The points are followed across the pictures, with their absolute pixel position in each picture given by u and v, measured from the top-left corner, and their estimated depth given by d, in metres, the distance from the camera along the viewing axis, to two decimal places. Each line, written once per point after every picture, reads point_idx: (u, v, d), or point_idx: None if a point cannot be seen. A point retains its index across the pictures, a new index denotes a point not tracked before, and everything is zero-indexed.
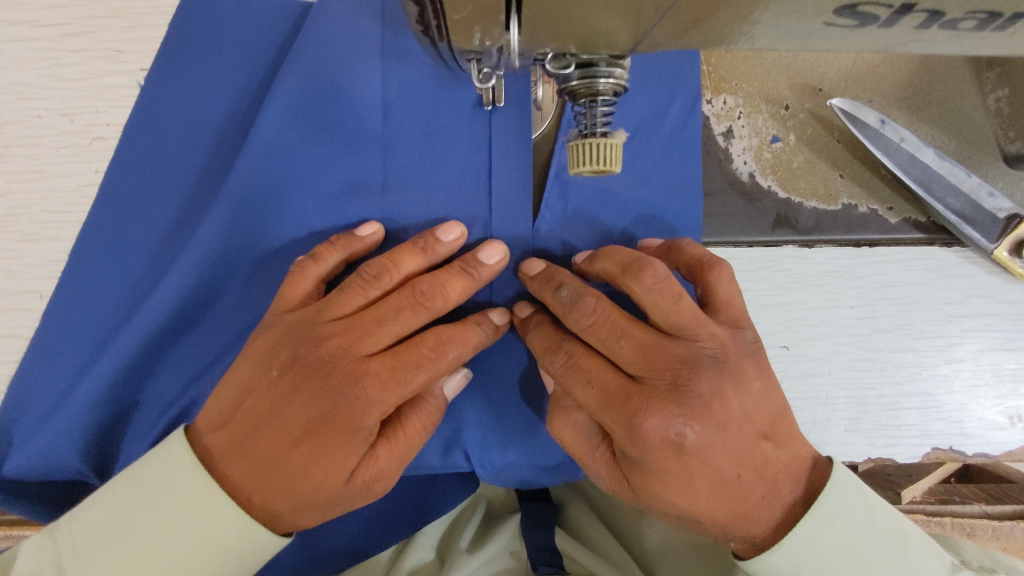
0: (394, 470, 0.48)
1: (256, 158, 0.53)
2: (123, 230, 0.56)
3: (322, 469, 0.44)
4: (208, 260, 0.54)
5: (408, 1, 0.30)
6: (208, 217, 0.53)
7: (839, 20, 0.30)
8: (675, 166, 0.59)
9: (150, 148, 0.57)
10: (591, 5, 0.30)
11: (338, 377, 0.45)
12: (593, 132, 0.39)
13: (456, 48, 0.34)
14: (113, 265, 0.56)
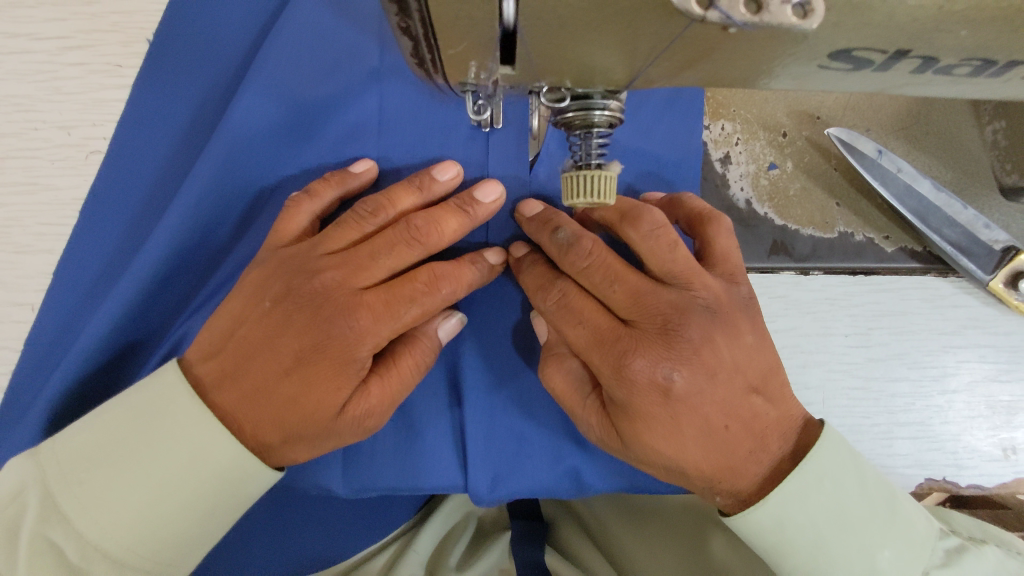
0: (386, 407, 0.48)
1: (250, 107, 0.53)
2: (123, 180, 0.56)
3: (312, 400, 0.45)
4: (201, 213, 0.53)
5: (403, 36, 0.30)
6: (205, 156, 0.53)
7: (833, 64, 0.30)
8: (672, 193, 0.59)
9: (140, 113, 0.56)
10: (586, 45, 0.29)
11: (332, 308, 0.45)
12: (587, 163, 0.39)
13: (451, 80, 0.34)
14: (111, 210, 0.56)
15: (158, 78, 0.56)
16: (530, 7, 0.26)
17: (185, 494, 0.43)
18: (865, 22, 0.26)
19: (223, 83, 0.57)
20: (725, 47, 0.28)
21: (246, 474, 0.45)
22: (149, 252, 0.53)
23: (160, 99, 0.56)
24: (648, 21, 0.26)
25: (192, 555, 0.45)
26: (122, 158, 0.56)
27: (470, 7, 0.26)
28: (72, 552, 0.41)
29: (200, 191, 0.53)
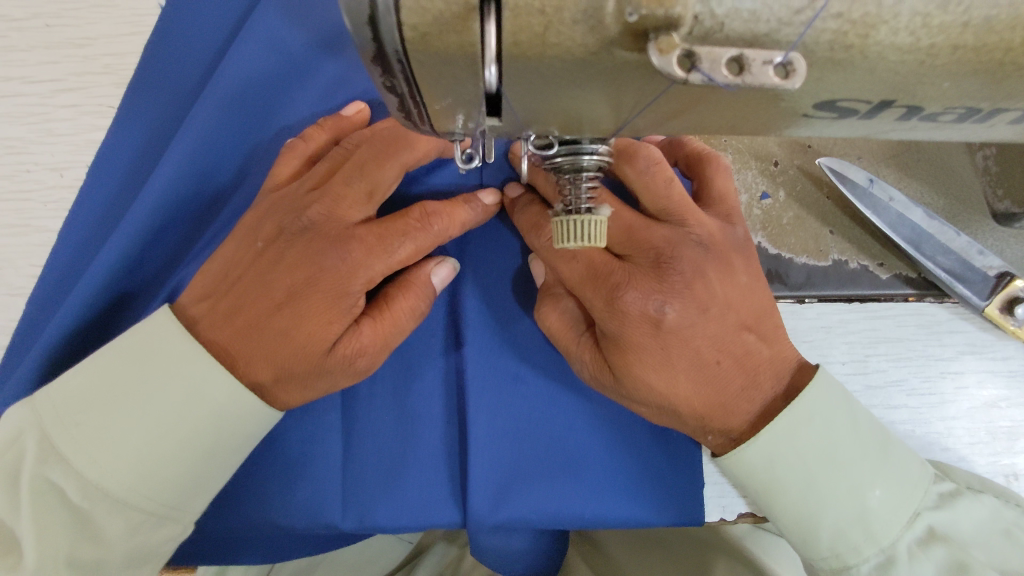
0: (381, 348, 0.50)
1: (247, 53, 0.55)
2: (123, 138, 0.56)
3: (306, 334, 0.46)
4: (197, 160, 0.54)
5: (386, 94, 0.29)
6: (203, 102, 0.54)
7: (818, 113, 0.30)
8: None
9: (146, 74, 0.57)
10: (572, 99, 0.29)
11: (324, 241, 0.47)
12: (578, 208, 0.38)
13: (439, 131, 0.33)
14: (109, 164, 0.56)
15: (154, 62, 0.57)
16: (513, 68, 0.26)
17: (186, 431, 0.44)
18: (847, 77, 0.26)
19: (219, 49, 0.58)
20: (709, 100, 0.28)
21: (249, 411, 0.46)
22: (146, 199, 0.53)
23: (151, 79, 0.57)
24: (631, 79, 0.26)
25: (195, 500, 0.46)
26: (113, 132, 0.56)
27: (454, 65, 0.26)
28: (75, 494, 0.42)
29: (189, 154, 0.54)
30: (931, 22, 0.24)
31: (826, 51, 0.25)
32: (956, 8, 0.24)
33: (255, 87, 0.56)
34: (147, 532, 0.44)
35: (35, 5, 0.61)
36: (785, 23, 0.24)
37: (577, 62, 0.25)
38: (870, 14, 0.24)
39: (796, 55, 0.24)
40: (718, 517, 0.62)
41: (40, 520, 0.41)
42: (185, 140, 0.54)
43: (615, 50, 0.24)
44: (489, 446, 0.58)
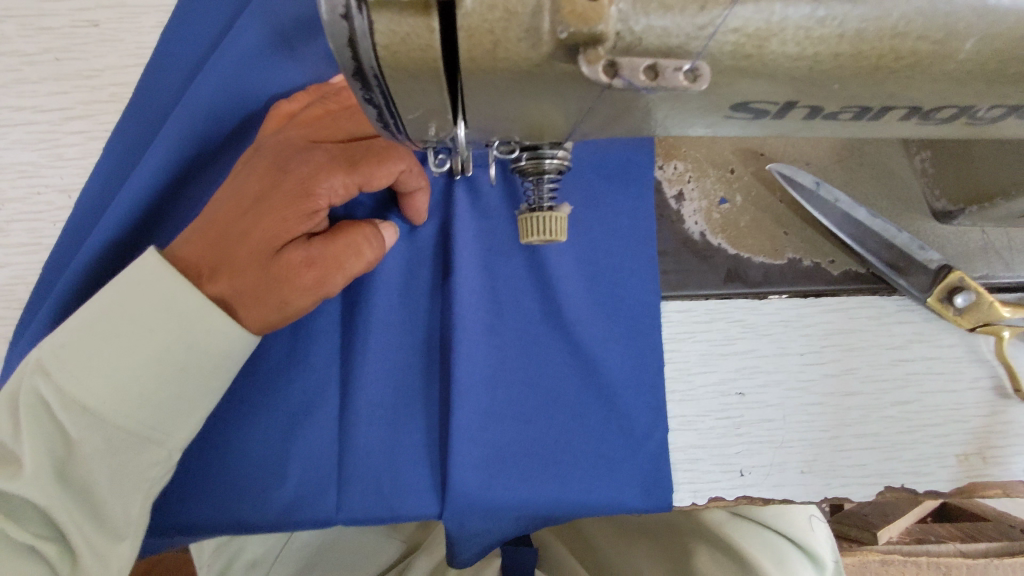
0: (333, 264, 0.51)
1: (244, 29, 0.61)
2: (139, 120, 0.63)
3: (266, 238, 0.50)
4: (196, 123, 0.60)
5: (366, 106, 0.34)
6: (205, 73, 0.60)
7: (736, 114, 0.35)
8: (629, 241, 0.67)
9: (160, 59, 0.63)
10: (525, 107, 0.34)
11: (291, 153, 0.52)
12: (541, 206, 0.44)
13: (414, 139, 0.38)
14: (124, 138, 0.63)
15: (165, 49, 0.64)
16: (471, 80, 0.31)
17: (155, 347, 0.47)
18: (752, 82, 0.31)
19: (220, 32, 0.64)
20: (640, 105, 0.33)
21: (213, 326, 0.49)
22: (151, 158, 0.59)
23: (150, 90, 0.63)
24: (571, 89, 0.31)
25: (176, 425, 0.50)
26: (114, 133, 0.63)
27: (421, 79, 0.31)
28: (65, 412, 0.46)
29: (182, 135, 0.59)
30: (813, 34, 0.30)
31: (729, 59, 0.30)
32: (831, 22, 0.29)
33: (248, 63, 0.61)
34: (133, 451, 0.48)
35: (45, 41, 0.67)
36: (691, 37, 0.29)
37: (524, 74, 0.30)
38: (762, 28, 0.29)
39: (703, 64, 0.30)
40: (690, 502, 0.65)
41: (34, 435, 0.46)
42: (173, 128, 0.59)
43: (554, 63, 0.29)
44: (471, 437, 0.63)
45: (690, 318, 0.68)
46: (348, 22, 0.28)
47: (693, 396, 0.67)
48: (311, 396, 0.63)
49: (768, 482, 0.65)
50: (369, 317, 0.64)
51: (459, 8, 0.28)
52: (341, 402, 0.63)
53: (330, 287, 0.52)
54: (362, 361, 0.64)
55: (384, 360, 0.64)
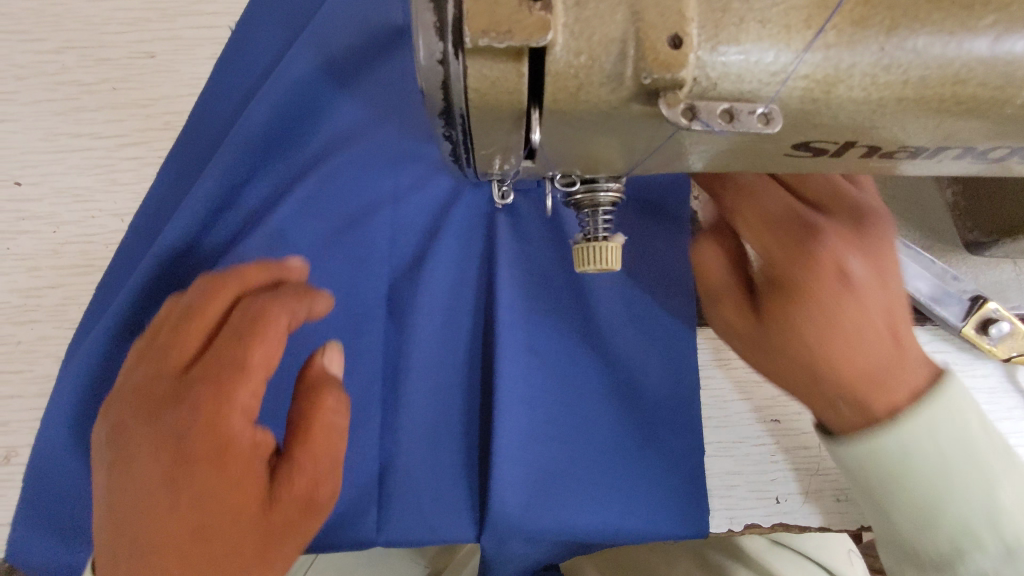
0: (323, 448, 0.45)
1: (296, 59, 0.63)
2: (193, 146, 0.65)
3: (235, 470, 0.42)
4: (249, 149, 0.62)
5: (442, 141, 0.36)
6: (258, 101, 0.62)
7: (797, 153, 0.36)
8: (667, 269, 0.68)
9: (214, 87, 0.66)
10: (595, 145, 0.35)
11: (188, 392, 0.44)
12: (596, 236, 0.44)
13: (480, 172, 0.40)
14: (177, 163, 0.65)
15: (219, 78, 0.66)
16: (550, 120, 0.32)
17: None
18: (817, 124, 0.33)
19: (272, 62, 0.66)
20: (706, 144, 0.35)
21: None
22: (205, 183, 0.61)
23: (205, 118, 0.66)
24: (643, 128, 0.33)
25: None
26: (168, 158, 0.65)
27: (503, 117, 0.32)
28: None
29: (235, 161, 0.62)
30: (878, 80, 0.31)
31: (798, 103, 0.31)
32: (896, 69, 0.31)
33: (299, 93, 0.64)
34: None
35: (104, 71, 0.69)
36: (764, 83, 0.31)
37: (601, 115, 0.32)
38: (831, 74, 0.31)
39: (774, 107, 0.31)
40: (727, 529, 0.65)
41: None
42: (227, 154, 0.62)
43: (631, 105, 0.31)
44: (513, 460, 0.63)
45: (726, 346, 0.69)
46: (443, 66, 0.30)
47: (729, 423, 0.67)
48: (353, 417, 0.64)
49: (804, 509, 0.65)
50: (414, 338, 0.65)
51: (547, 55, 0.29)
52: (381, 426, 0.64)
53: (329, 487, 0.46)
54: (404, 384, 0.65)
55: (426, 382, 0.65)
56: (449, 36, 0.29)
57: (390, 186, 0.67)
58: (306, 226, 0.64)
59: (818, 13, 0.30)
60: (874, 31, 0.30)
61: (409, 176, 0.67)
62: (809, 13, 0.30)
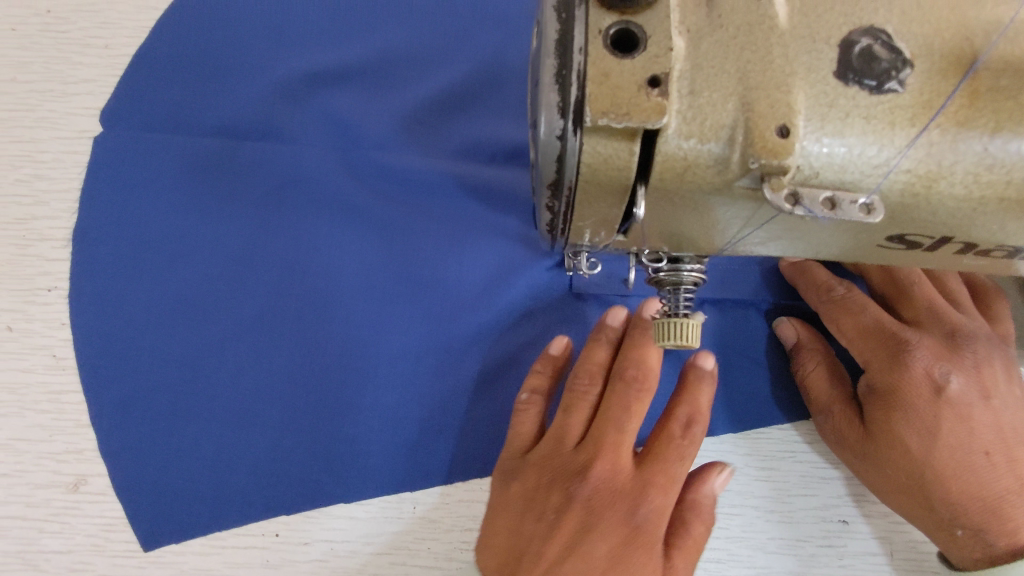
0: (695, 547, 0.56)
1: (342, 48, 0.71)
2: (214, 94, 0.71)
3: (592, 525, 0.54)
4: (267, 98, 0.70)
5: (543, 211, 0.38)
6: (290, 61, 0.71)
7: (890, 244, 0.37)
8: (733, 351, 0.67)
9: (249, 48, 0.72)
10: (689, 224, 0.37)
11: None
12: (676, 312, 0.45)
13: (571, 243, 0.42)
14: (196, 99, 0.71)
15: (254, 35, 0.72)
16: (651, 196, 0.34)
17: None
18: (916, 217, 0.34)
19: (306, 26, 0.72)
20: (799, 230, 0.36)
21: None
22: (218, 117, 0.70)
23: (237, 72, 0.71)
24: (738, 209, 0.34)
25: None
26: (177, 92, 0.71)
27: (608, 192, 0.34)
28: None
29: (252, 103, 0.70)
30: (981, 179, 0.32)
31: (899, 196, 0.32)
32: (998, 169, 0.32)
33: (330, 66, 0.71)
34: None
35: None
36: (866, 175, 0.32)
37: (700, 195, 0.33)
38: (933, 171, 0.32)
39: (876, 198, 0.32)
40: None
41: None
42: (253, 96, 0.70)
43: (734, 188, 0.33)
44: None
45: (792, 437, 0.67)
46: (560, 141, 0.32)
47: (792, 519, 0.65)
48: (404, 467, 0.65)
49: None
50: (440, 387, 0.66)
51: (659, 137, 0.31)
52: (418, 471, 0.65)
53: None
54: (457, 441, 0.65)
55: (458, 432, 0.65)
56: (570, 115, 0.31)
57: (444, 238, 0.68)
58: (319, 215, 0.69)
59: (923, 112, 0.31)
60: (977, 132, 0.31)
61: (467, 238, 0.68)
62: (914, 112, 0.31)
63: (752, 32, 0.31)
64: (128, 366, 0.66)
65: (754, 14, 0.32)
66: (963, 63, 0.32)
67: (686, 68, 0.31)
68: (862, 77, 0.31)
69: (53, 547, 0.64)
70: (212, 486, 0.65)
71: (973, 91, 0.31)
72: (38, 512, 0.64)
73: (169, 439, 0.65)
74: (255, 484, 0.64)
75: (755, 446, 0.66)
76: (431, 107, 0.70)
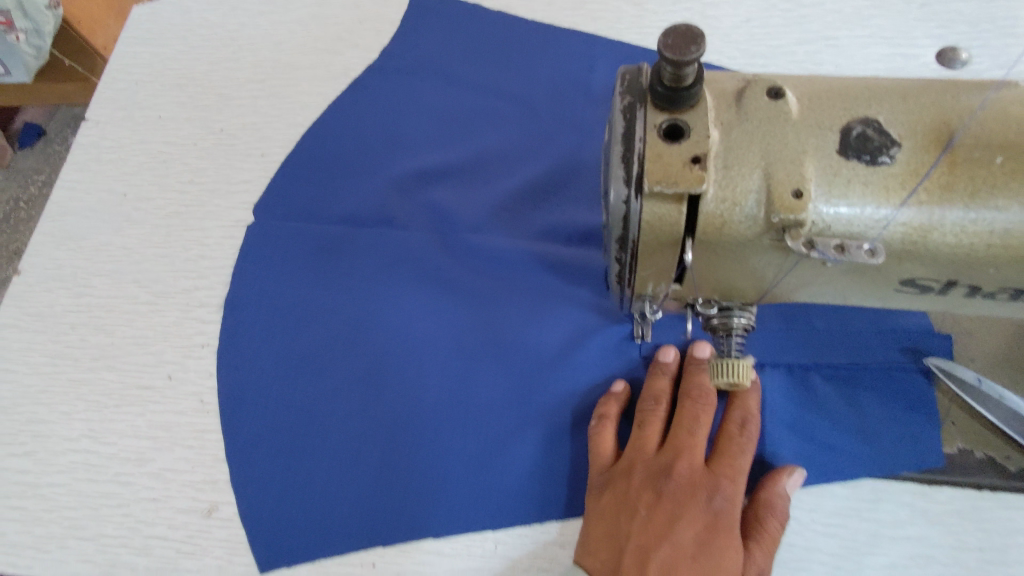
0: (771, 540, 0.62)
1: (447, 151, 0.87)
2: (343, 189, 0.87)
3: (679, 516, 0.60)
4: (386, 193, 0.86)
5: (613, 264, 0.48)
6: (406, 163, 0.87)
7: (905, 288, 0.45)
8: (792, 411, 0.72)
9: (373, 153, 0.88)
10: (732, 274, 0.46)
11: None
12: (729, 354, 0.53)
13: (636, 293, 0.51)
14: (329, 194, 0.87)
15: (377, 144, 0.89)
16: (698, 248, 0.44)
17: None
18: (918, 262, 0.42)
19: (419, 135, 0.89)
20: (824, 276, 0.44)
21: None
22: (346, 207, 0.86)
23: (362, 172, 0.88)
24: (769, 258, 0.43)
25: None
26: (315, 189, 0.88)
27: (663, 245, 0.44)
28: None
29: (374, 197, 0.86)
30: (968, 230, 0.40)
31: (899, 244, 0.41)
32: (981, 222, 0.40)
33: (437, 166, 0.86)
34: None
35: None
36: (869, 227, 0.40)
37: (737, 246, 0.43)
38: (926, 224, 0.40)
39: (878, 244, 0.40)
40: None
41: None
42: (375, 191, 0.86)
43: (763, 240, 0.42)
44: None
45: (856, 496, 0.70)
46: (626, 205, 0.43)
47: None
48: (489, 507, 0.72)
49: None
50: (522, 435, 0.74)
51: (701, 200, 0.41)
52: (500, 511, 0.72)
53: None
54: (537, 485, 0.72)
55: (538, 477, 0.72)
56: (632, 186, 0.42)
57: (528, 305, 0.79)
58: (423, 285, 0.82)
59: (911, 178, 0.40)
60: (959, 194, 0.40)
61: (546, 306, 0.79)
62: (904, 179, 0.40)
63: (772, 123, 0.42)
64: (259, 410, 0.79)
65: (772, 110, 0.42)
66: (942, 140, 0.41)
67: (721, 151, 0.42)
68: (859, 153, 0.41)
69: (186, 565, 0.74)
70: (322, 518, 0.74)
71: (951, 161, 0.40)
72: (177, 533, 0.75)
73: (287, 475, 0.76)
74: (359, 516, 0.73)
75: (819, 503, 0.69)
76: (519, 197, 0.84)
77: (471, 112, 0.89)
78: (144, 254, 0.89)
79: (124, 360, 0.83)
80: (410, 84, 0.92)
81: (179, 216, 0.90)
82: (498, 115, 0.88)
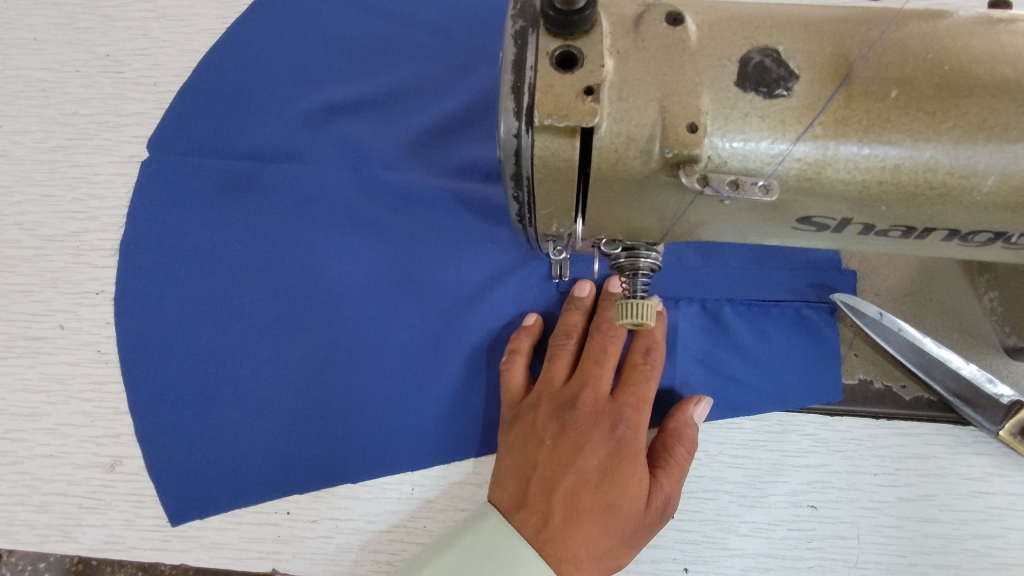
0: (678, 469, 0.63)
1: (358, 81, 0.81)
2: (245, 122, 0.81)
3: (583, 445, 0.61)
4: (291, 126, 0.80)
5: (512, 202, 0.46)
6: (312, 93, 0.81)
7: (801, 226, 0.44)
8: (706, 348, 0.73)
9: (276, 83, 0.82)
10: (633, 213, 0.45)
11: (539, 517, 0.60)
12: (635, 295, 0.52)
13: (540, 232, 0.49)
14: (229, 127, 0.80)
15: (281, 73, 0.82)
16: (595, 185, 0.42)
17: None
18: (812, 199, 0.41)
19: (326, 63, 0.82)
20: (722, 213, 0.43)
21: None
22: (248, 141, 0.80)
23: (265, 103, 0.81)
24: (667, 195, 0.42)
25: None
26: (214, 121, 0.81)
27: (558, 181, 0.42)
28: None
29: (279, 130, 0.80)
30: (861, 166, 0.39)
31: (794, 180, 0.40)
32: (874, 158, 0.39)
33: (346, 96, 0.80)
34: None
35: None
36: (765, 162, 0.39)
37: (634, 183, 0.41)
38: (820, 159, 0.39)
39: (773, 181, 0.39)
40: None
41: None
42: (279, 124, 0.80)
43: (659, 176, 0.40)
44: None
45: (763, 428, 0.72)
46: (516, 139, 0.40)
47: (764, 505, 0.69)
48: (405, 450, 0.71)
49: None
50: (438, 378, 0.73)
51: (595, 134, 0.39)
52: (417, 455, 0.71)
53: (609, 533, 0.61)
54: (453, 426, 0.72)
55: (455, 420, 0.72)
56: (522, 117, 0.39)
57: (444, 245, 0.76)
58: (333, 224, 0.77)
59: (808, 112, 0.39)
60: (854, 129, 0.39)
61: (463, 246, 0.76)
62: (801, 112, 0.39)
63: (669, 52, 0.39)
64: (160, 359, 0.74)
65: (670, 38, 0.40)
66: (841, 72, 0.39)
67: (616, 81, 0.39)
68: (758, 85, 0.39)
69: (90, 521, 0.71)
70: (232, 467, 0.71)
71: (847, 95, 0.39)
72: (78, 489, 0.72)
73: (194, 425, 0.73)
74: (271, 464, 0.71)
75: (728, 436, 0.72)
76: (434, 130, 0.79)
77: (385, 38, 0.83)
78: (25, 194, 0.81)
79: (10, 309, 0.78)
80: (316, 5, 0.85)
81: (62, 151, 0.83)
82: (412, 41, 0.83)
